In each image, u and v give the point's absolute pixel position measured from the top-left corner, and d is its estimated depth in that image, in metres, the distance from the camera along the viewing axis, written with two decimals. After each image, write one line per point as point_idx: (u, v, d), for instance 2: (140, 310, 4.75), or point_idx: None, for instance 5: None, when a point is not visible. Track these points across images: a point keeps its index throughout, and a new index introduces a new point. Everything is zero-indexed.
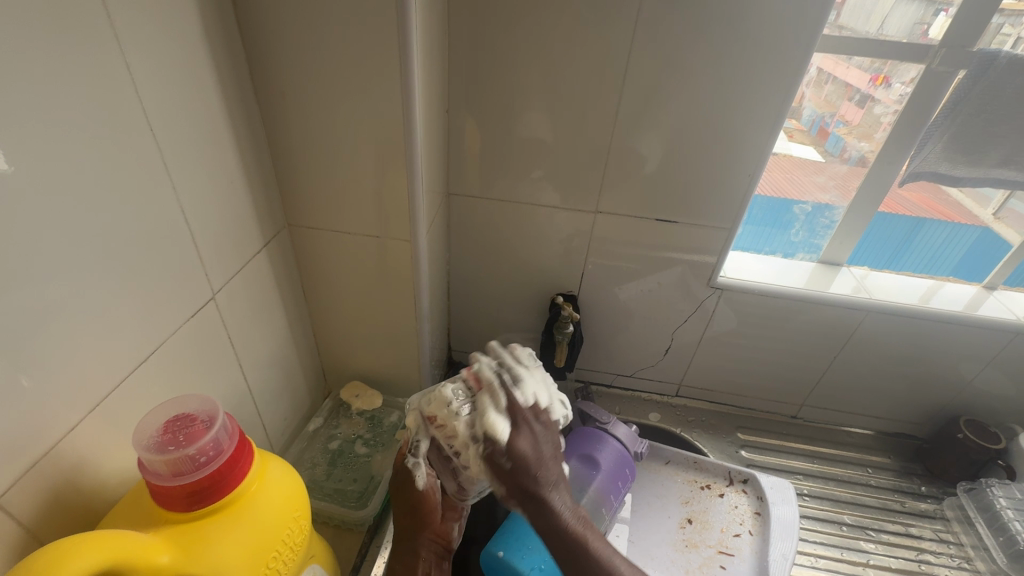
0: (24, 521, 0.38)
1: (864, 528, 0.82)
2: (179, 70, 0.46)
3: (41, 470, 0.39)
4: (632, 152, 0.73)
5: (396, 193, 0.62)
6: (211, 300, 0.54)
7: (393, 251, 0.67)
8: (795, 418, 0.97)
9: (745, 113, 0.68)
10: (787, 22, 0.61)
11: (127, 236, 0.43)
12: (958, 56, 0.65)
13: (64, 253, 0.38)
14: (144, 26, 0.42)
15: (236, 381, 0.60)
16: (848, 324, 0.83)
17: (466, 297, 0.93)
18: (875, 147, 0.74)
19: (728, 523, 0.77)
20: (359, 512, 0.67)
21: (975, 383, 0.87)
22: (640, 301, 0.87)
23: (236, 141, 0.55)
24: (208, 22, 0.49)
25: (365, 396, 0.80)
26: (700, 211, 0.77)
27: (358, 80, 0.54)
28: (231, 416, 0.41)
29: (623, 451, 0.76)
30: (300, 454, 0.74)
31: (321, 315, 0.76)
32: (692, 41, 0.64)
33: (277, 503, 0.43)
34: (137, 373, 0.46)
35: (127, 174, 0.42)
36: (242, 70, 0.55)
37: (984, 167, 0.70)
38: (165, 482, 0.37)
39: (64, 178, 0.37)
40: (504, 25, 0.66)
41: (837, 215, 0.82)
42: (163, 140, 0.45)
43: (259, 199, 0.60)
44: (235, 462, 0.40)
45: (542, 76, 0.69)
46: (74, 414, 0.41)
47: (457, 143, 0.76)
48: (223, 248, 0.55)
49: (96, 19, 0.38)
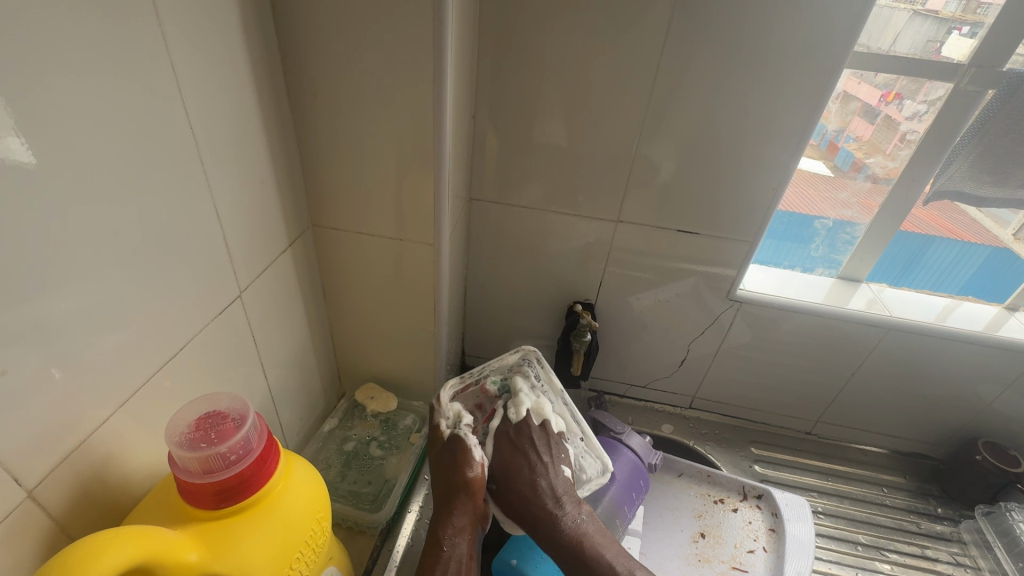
0: (53, 513, 0.38)
1: (879, 548, 0.82)
2: (218, 70, 0.46)
3: (72, 462, 0.39)
4: (655, 164, 0.73)
5: (421, 198, 0.62)
6: (238, 298, 0.55)
7: (415, 255, 0.67)
8: (809, 434, 0.97)
9: (772, 126, 0.68)
10: (819, 37, 0.61)
11: (162, 233, 0.44)
12: (987, 76, 0.64)
13: (100, 249, 0.38)
14: (188, 27, 0.42)
15: (257, 379, 0.60)
16: (867, 341, 0.83)
17: (482, 303, 0.93)
18: (893, 167, 0.74)
19: (742, 539, 0.76)
20: (373, 514, 0.67)
21: (994, 405, 0.86)
22: (656, 312, 0.87)
23: (268, 141, 0.55)
24: (247, 24, 0.49)
25: (380, 397, 0.80)
26: (721, 224, 0.76)
27: (390, 84, 0.55)
28: (261, 416, 0.42)
29: (637, 462, 0.77)
30: (314, 453, 0.74)
31: (341, 317, 0.76)
32: (721, 54, 0.64)
33: (301, 504, 0.43)
34: (163, 370, 0.46)
35: (164, 171, 0.43)
36: (276, 70, 0.55)
37: (1010, 189, 0.70)
38: (194, 479, 0.37)
39: (105, 173, 0.38)
40: (532, 33, 0.66)
41: (858, 231, 0.81)
42: (200, 139, 0.46)
43: (286, 199, 0.61)
44: (263, 462, 0.40)
45: (567, 85, 0.69)
46: (105, 408, 0.41)
47: (480, 149, 0.76)
48: (250, 247, 0.55)
49: (140, 16, 0.38)
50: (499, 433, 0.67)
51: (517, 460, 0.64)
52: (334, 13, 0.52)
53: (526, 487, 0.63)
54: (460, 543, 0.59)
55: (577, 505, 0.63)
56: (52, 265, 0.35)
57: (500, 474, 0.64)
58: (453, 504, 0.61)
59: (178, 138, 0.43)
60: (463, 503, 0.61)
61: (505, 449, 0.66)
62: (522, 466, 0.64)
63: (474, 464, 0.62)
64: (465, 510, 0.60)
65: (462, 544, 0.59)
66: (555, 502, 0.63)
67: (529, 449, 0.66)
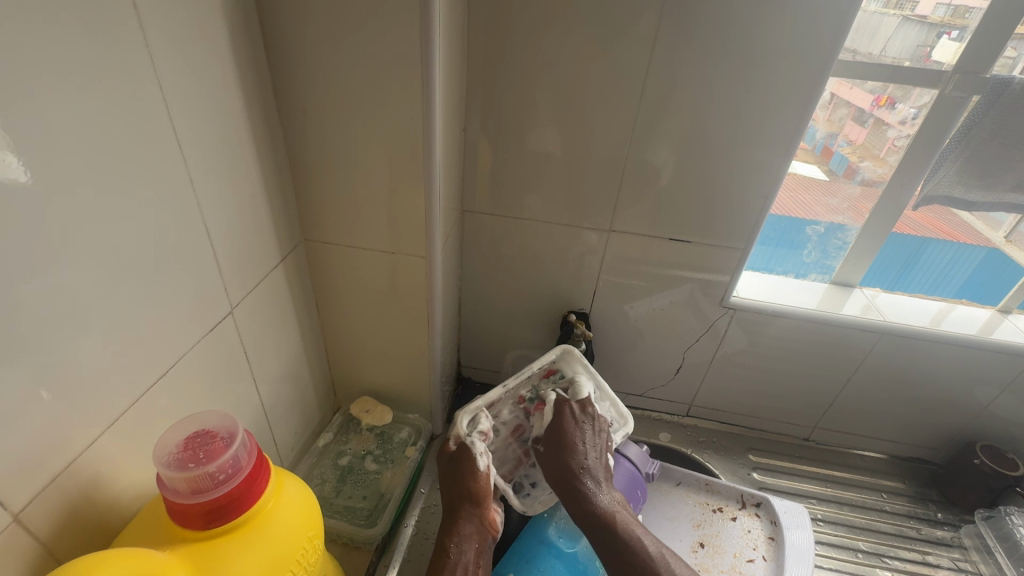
0: (40, 536, 0.38)
1: (880, 555, 0.81)
2: (206, 87, 0.47)
3: (60, 484, 0.39)
4: (647, 172, 0.73)
5: (413, 210, 0.62)
6: (229, 314, 0.55)
7: (407, 268, 0.67)
8: (807, 440, 0.96)
9: (761, 134, 0.68)
10: (805, 45, 0.62)
11: (151, 251, 0.44)
12: (972, 83, 0.65)
13: (88, 269, 0.38)
14: (176, 48, 0.43)
15: (250, 395, 0.60)
16: (862, 346, 0.83)
17: (477, 313, 0.93)
18: (885, 171, 0.75)
19: (741, 548, 0.75)
20: (369, 530, 0.67)
21: (991, 408, 0.86)
22: (651, 320, 0.87)
23: (258, 156, 0.56)
24: (235, 41, 0.50)
25: (375, 411, 0.79)
26: (714, 231, 0.77)
27: (380, 98, 0.55)
28: (250, 434, 0.41)
29: (635, 472, 0.76)
30: (309, 470, 0.74)
31: (334, 331, 0.76)
32: (708, 62, 0.64)
33: (291, 523, 0.43)
34: (153, 388, 0.46)
35: (153, 190, 0.43)
36: (265, 87, 0.55)
37: (997, 192, 0.70)
38: (183, 499, 0.37)
39: (92, 190, 0.38)
40: (520, 45, 0.67)
41: (850, 236, 0.82)
42: (189, 157, 0.46)
43: (278, 214, 0.61)
44: (253, 480, 0.40)
45: (556, 96, 0.69)
46: (93, 429, 0.41)
47: (472, 160, 0.77)
48: (241, 263, 0.55)
49: (128, 37, 0.38)
50: (561, 404, 0.69)
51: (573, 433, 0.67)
52: (322, 29, 0.52)
53: (579, 465, 0.65)
54: (467, 552, 0.60)
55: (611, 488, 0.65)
56: (37, 285, 0.35)
57: (552, 443, 0.67)
58: (456, 512, 0.63)
59: (166, 156, 0.44)
60: (469, 512, 0.63)
61: (569, 420, 0.68)
62: (576, 441, 0.67)
63: (478, 472, 0.64)
64: (473, 519, 0.62)
65: (468, 552, 0.60)
66: (598, 479, 0.65)
67: (580, 428, 0.68)
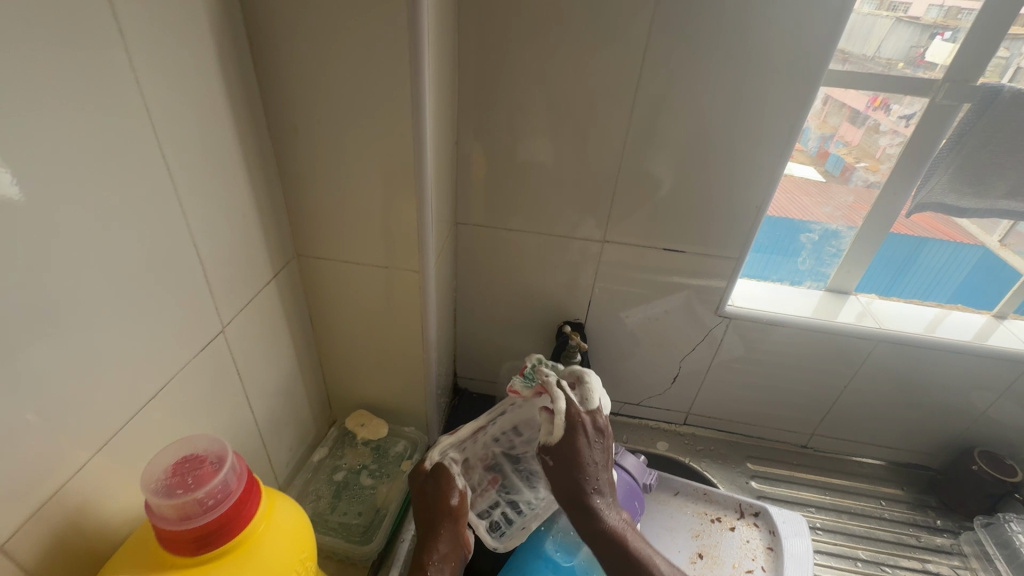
0: (27, 565, 0.37)
1: (879, 563, 0.81)
2: (194, 107, 0.47)
3: (48, 511, 0.38)
4: (641, 182, 0.73)
5: (405, 224, 0.62)
6: (221, 332, 0.54)
7: (401, 281, 0.67)
8: (806, 447, 0.96)
9: (753, 143, 0.68)
10: (795, 54, 0.62)
11: (140, 272, 0.44)
12: (962, 91, 0.66)
13: (77, 292, 0.38)
14: (163, 70, 0.43)
15: (243, 412, 0.60)
16: (859, 353, 0.83)
17: (472, 324, 0.92)
18: (878, 176, 0.75)
19: (740, 559, 0.75)
20: (364, 547, 0.66)
21: (989, 414, 0.86)
22: (647, 329, 0.87)
23: (248, 173, 0.56)
24: (224, 60, 0.50)
25: (370, 425, 0.78)
26: (708, 240, 0.77)
27: (370, 114, 0.55)
28: (240, 457, 0.41)
29: (632, 483, 0.76)
30: (304, 485, 0.73)
31: (329, 344, 0.76)
32: (699, 72, 0.64)
33: (284, 546, 0.42)
34: (144, 410, 0.46)
35: (142, 211, 0.43)
36: (256, 103, 0.55)
37: (991, 198, 0.71)
38: (172, 526, 0.37)
39: (79, 214, 0.38)
40: (511, 57, 0.67)
41: (845, 243, 0.82)
42: (178, 177, 0.46)
43: (269, 229, 0.61)
44: (243, 504, 0.40)
45: (548, 107, 0.70)
46: (81, 453, 0.40)
47: (465, 171, 0.77)
48: (232, 280, 0.55)
49: (115, 61, 0.39)
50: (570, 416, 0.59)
51: (586, 452, 0.60)
52: (312, 46, 0.52)
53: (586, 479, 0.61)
54: (444, 570, 0.60)
55: (614, 505, 0.63)
56: (26, 310, 0.35)
57: (563, 462, 0.60)
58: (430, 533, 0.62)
59: (154, 177, 0.44)
60: (446, 529, 0.62)
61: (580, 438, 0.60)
62: (587, 459, 0.60)
63: (455, 491, 0.63)
64: (450, 533, 0.62)
65: (445, 572, 0.60)
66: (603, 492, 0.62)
67: (594, 441, 0.61)
